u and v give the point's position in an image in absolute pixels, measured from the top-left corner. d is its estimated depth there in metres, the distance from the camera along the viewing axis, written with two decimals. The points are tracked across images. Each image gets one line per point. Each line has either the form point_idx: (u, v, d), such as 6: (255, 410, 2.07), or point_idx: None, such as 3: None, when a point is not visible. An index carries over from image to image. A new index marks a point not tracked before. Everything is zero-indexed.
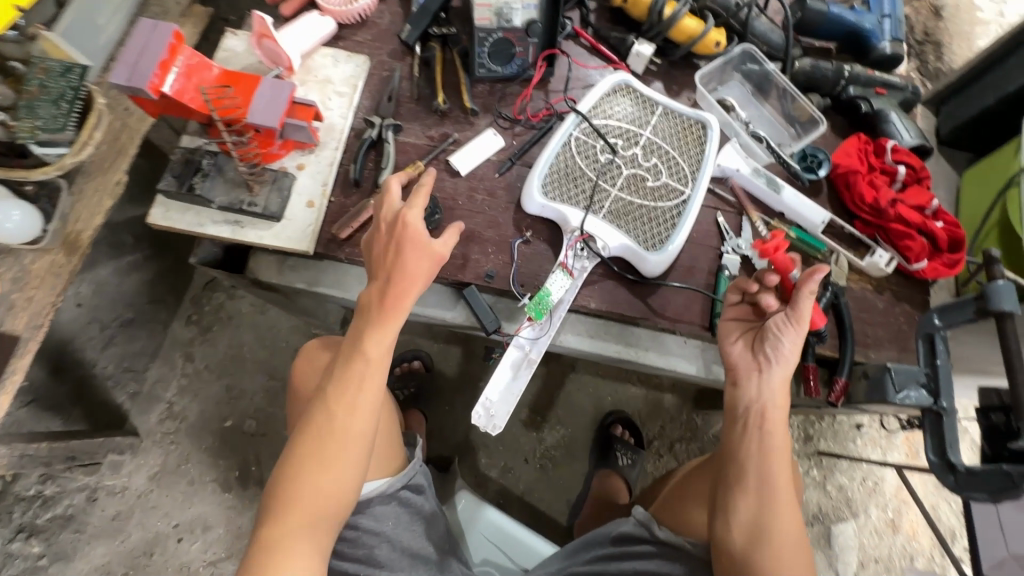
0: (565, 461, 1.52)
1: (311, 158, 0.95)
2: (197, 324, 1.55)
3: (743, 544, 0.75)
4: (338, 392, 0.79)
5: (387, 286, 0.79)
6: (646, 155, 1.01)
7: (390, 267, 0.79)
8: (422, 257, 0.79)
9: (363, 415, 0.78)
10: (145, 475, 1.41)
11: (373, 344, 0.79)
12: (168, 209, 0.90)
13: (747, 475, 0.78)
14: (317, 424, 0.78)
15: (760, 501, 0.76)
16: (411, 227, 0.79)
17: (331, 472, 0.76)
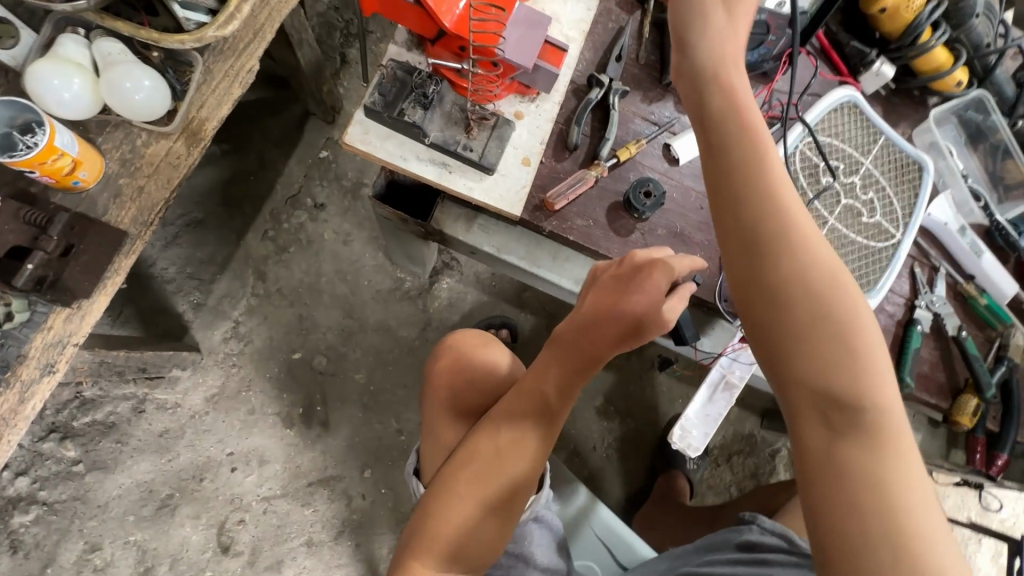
0: (629, 454, 1.51)
1: (532, 109, 0.83)
2: (273, 240, 1.39)
3: (747, 295, 0.53)
4: (512, 429, 0.77)
5: (586, 332, 0.73)
6: (864, 187, 0.95)
7: (615, 315, 0.71)
8: (653, 309, 0.71)
9: (529, 461, 0.77)
10: (201, 395, 1.29)
11: (557, 398, 0.77)
12: (368, 132, 0.78)
13: (744, 193, 0.54)
14: (483, 461, 0.76)
15: (749, 225, 0.53)
16: (653, 275, 0.71)
17: (490, 516, 0.75)
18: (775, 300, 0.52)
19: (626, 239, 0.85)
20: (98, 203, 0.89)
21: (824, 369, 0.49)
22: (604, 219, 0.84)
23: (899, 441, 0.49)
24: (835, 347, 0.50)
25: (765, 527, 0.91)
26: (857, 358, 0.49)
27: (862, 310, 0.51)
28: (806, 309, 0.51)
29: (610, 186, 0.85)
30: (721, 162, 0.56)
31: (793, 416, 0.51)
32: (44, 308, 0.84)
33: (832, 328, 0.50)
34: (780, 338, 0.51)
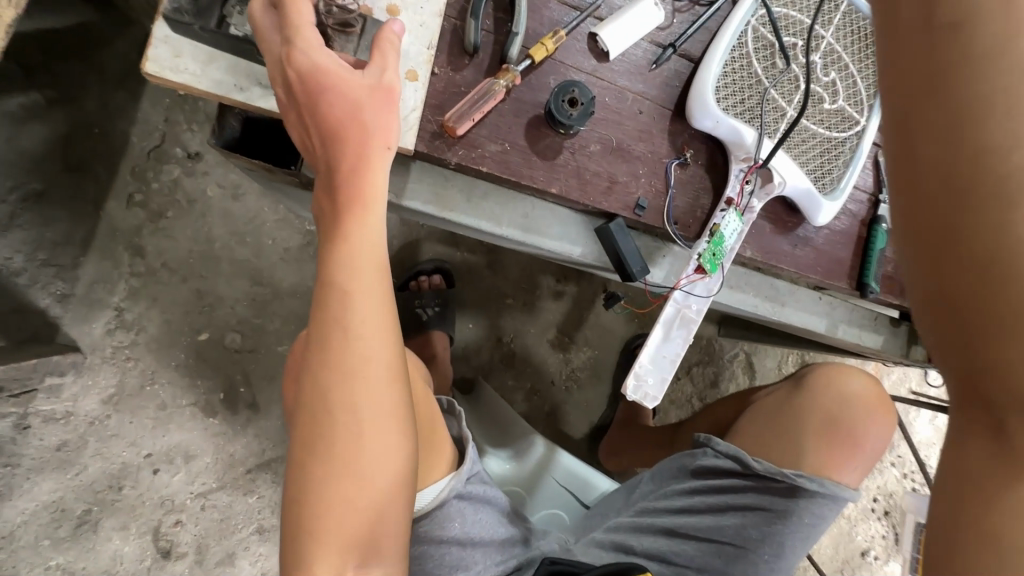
0: (589, 383, 1.46)
1: (408, 1, 0.62)
2: (144, 206, 1.15)
3: (954, 256, 0.33)
4: (315, 353, 0.51)
5: (335, 167, 0.51)
6: (825, 67, 0.81)
7: (330, 128, 0.51)
8: (364, 96, 0.51)
9: (375, 362, 0.51)
10: (97, 398, 1.11)
11: (342, 266, 0.51)
12: (178, 52, 0.56)
13: (1009, 81, 0.31)
14: (308, 406, 0.50)
15: (976, 142, 0.32)
16: (304, 69, 0.50)
17: (331, 463, 0.49)
18: (974, 249, 0.33)
19: (552, 163, 0.69)
20: None
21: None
22: (524, 140, 0.68)
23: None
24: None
25: (717, 450, 0.85)
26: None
27: None
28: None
29: (527, 96, 0.68)
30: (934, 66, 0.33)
31: (965, 429, 0.40)
32: None
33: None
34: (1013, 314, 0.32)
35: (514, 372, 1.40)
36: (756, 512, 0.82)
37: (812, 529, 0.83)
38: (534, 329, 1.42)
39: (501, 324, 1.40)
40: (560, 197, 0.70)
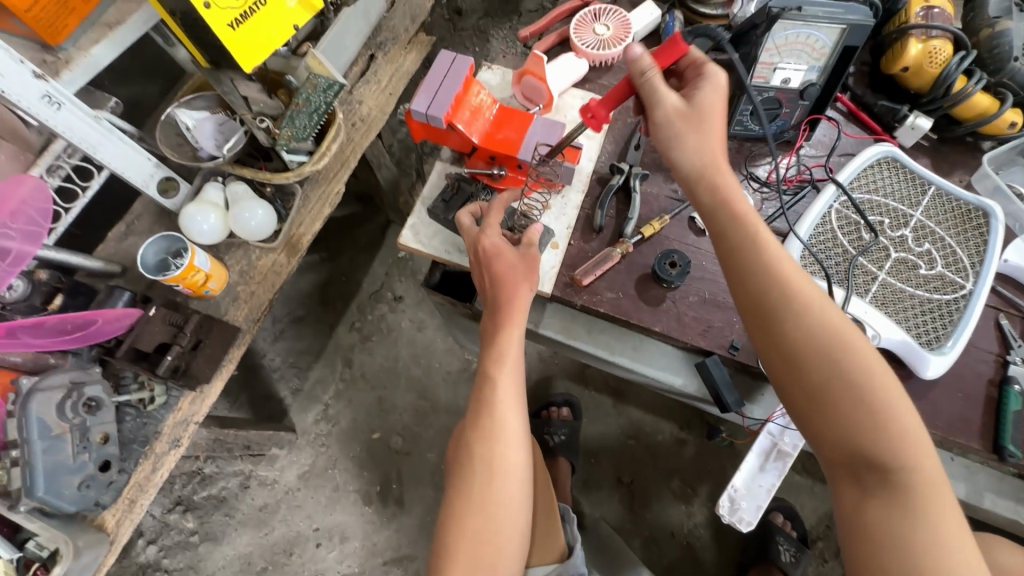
0: (713, 544, 1.38)
1: (557, 199, 0.94)
2: (359, 330, 1.59)
3: (772, 360, 0.67)
4: (471, 423, 0.75)
5: (495, 302, 0.79)
6: (917, 240, 0.91)
7: (495, 279, 0.79)
8: (519, 266, 0.80)
9: (510, 438, 0.74)
10: (295, 472, 1.44)
11: (493, 365, 0.76)
12: (416, 232, 0.92)
13: (761, 271, 0.67)
14: (463, 462, 0.73)
15: (759, 307, 0.67)
16: (487, 245, 0.80)
17: (474, 506, 0.70)
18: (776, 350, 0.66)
19: (656, 308, 0.88)
20: (221, 305, 1.12)
21: (862, 418, 0.62)
22: (633, 290, 0.89)
23: (938, 483, 0.62)
24: (876, 396, 0.62)
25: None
26: (876, 408, 0.62)
27: (865, 357, 0.63)
28: (840, 370, 0.63)
29: (638, 259, 0.91)
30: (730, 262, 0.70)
31: (834, 476, 0.67)
32: (176, 393, 1.05)
33: (860, 388, 0.62)
34: (811, 401, 0.64)
35: (632, 515, 1.41)
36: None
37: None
38: (654, 473, 1.45)
39: (622, 464, 1.46)
40: (663, 335, 0.88)
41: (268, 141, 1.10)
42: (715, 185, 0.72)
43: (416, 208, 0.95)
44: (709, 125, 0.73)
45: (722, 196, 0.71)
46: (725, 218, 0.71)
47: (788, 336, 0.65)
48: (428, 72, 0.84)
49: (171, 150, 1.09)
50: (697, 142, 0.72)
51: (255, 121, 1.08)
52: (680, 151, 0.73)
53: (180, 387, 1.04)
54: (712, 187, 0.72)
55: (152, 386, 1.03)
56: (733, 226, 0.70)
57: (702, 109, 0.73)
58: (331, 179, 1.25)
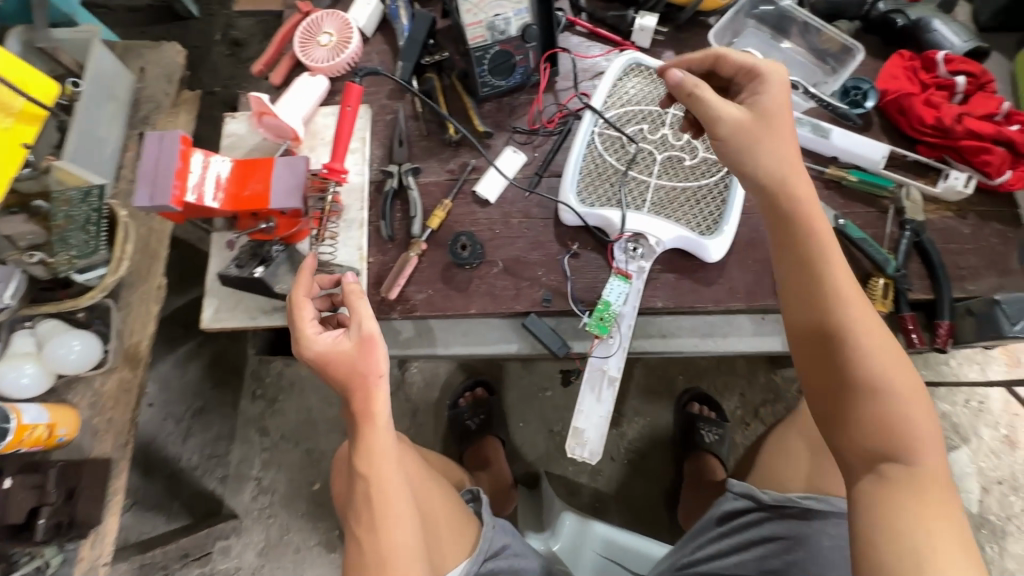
0: (650, 451, 1.48)
1: (342, 226, 0.93)
2: (262, 397, 1.57)
3: (805, 327, 0.68)
4: (355, 520, 0.73)
5: (350, 404, 0.73)
6: (677, 134, 0.95)
7: (348, 383, 0.72)
8: (353, 357, 0.71)
9: (393, 525, 0.71)
10: (253, 552, 1.46)
11: (364, 461, 0.72)
12: (217, 310, 0.90)
13: (817, 262, 0.68)
14: (355, 559, 0.72)
15: (809, 285, 0.68)
16: (314, 352, 0.72)
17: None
18: (810, 311, 0.67)
19: (467, 291, 0.91)
20: (84, 445, 1.09)
21: (878, 400, 0.62)
22: (441, 284, 0.91)
23: (943, 486, 0.60)
24: (895, 374, 0.63)
25: (735, 492, 0.91)
26: (889, 409, 0.62)
27: (897, 365, 0.63)
28: (873, 362, 0.63)
29: (436, 252, 0.93)
30: (794, 252, 0.70)
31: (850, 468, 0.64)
32: (72, 545, 1.04)
33: (882, 384, 0.63)
34: (836, 356, 0.65)
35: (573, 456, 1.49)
36: (779, 541, 0.86)
37: (836, 553, 0.83)
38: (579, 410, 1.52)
39: (549, 415, 1.52)
40: (482, 313, 0.91)
41: (49, 273, 1.05)
42: (795, 203, 0.70)
43: (210, 288, 0.91)
44: (784, 131, 0.70)
45: (798, 208, 0.69)
46: (803, 225, 0.69)
47: (815, 316, 0.67)
48: (140, 161, 0.79)
49: None
50: (774, 152, 0.70)
51: (25, 258, 1.02)
52: (758, 157, 0.70)
53: (74, 538, 1.03)
54: (792, 201, 0.70)
55: (44, 551, 1.01)
56: (809, 234, 0.69)
57: (771, 115, 0.70)
58: (148, 275, 1.20)
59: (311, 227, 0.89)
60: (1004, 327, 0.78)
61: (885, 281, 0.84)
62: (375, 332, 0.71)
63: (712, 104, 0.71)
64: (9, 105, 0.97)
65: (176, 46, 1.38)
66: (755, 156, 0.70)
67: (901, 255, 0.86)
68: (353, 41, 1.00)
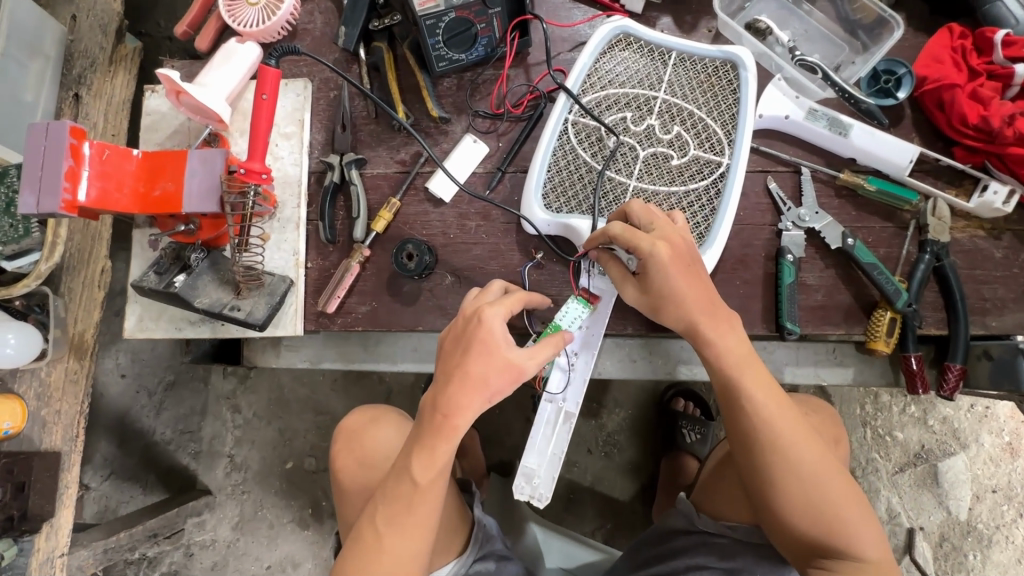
0: (629, 445, 1.43)
1: (274, 226, 0.82)
2: (234, 374, 1.53)
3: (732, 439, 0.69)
4: (384, 506, 0.64)
5: (439, 405, 0.63)
6: (665, 125, 0.80)
7: (464, 373, 0.62)
8: (498, 373, 0.62)
9: (412, 541, 0.63)
10: (228, 526, 1.47)
11: (423, 467, 0.63)
12: (141, 317, 0.82)
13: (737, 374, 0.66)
14: (363, 538, 0.64)
15: (729, 400, 0.68)
16: (486, 331, 0.62)
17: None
18: (736, 426, 0.68)
19: (415, 305, 0.81)
20: (33, 437, 1.06)
21: (813, 504, 0.65)
22: (386, 296, 0.81)
23: (879, 558, 0.65)
24: (823, 495, 0.65)
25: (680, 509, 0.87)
26: (825, 506, 0.65)
27: (818, 466, 0.65)
28: (801, 468, 0.65)
29: (382, 259, 0.82)
30: (713, 366, 0.68)
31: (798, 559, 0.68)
32: (28, 538, 1.03)
33: (813, 488, 0.65)
34: (763, 499, 0.67)
35: None
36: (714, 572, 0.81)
37: None
38: None
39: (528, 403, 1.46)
40: (432, 330, 0.82)
41: None
42: (712, 318, 0.66)
43: (132, 294, 0.82)
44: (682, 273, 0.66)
45: (711, 324, 0.66)
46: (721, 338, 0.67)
47: (738, 430, 0.67)
48: (25, 158, 0.68)
49: None
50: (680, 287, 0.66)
51: None
52: (672, 311, 0.67)
53: (27, 532, 1.02)
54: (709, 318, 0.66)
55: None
56: (727, 348, 0.66)
57: (668, 270, 0.65)
58: (90, 258, 1.11)
59: (232, 232, 0.77)
60: None
61: (891, 316, 0.72)
62: (526, 379, 0.63)
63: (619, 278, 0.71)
64: None
65: None
66: (667, 322, 0.69)
67: (915, 284, 0.73)
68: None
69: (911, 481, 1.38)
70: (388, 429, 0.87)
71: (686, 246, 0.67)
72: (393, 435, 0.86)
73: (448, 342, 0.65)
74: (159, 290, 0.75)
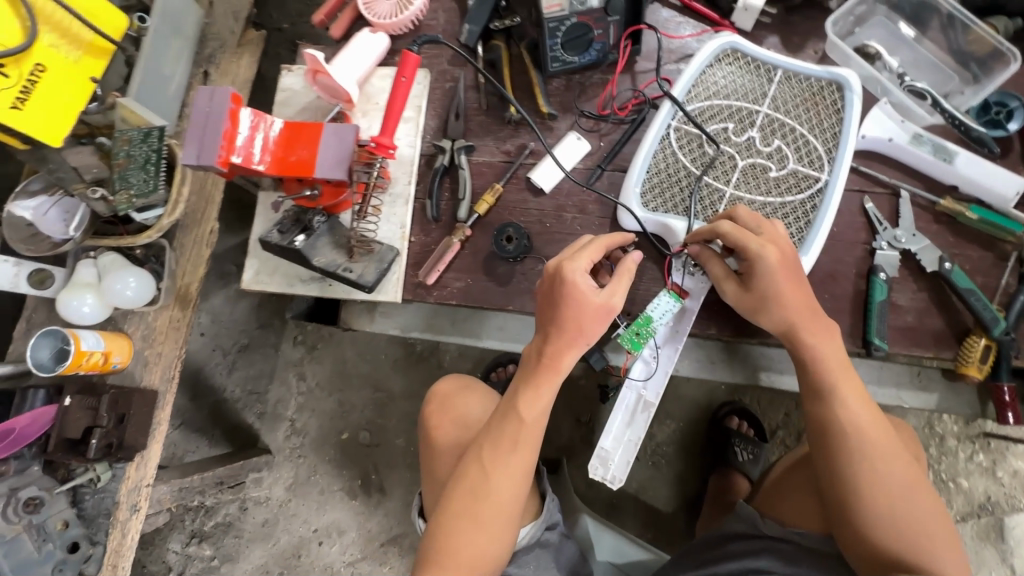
0: (678, 458, 1.43)
1: (386, 200, 0.89)
2: (303, 344, 1.62)
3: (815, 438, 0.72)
4: (491, 444, 0.72)
5: (540, 351, 0.72)
6: (766, 138, 0.83)
7: (558, 321, 0.70)
8: (591, 316, 0.70)
9: (517, 474, 0.71)
10: (282, 487, 1.55)
11: (529, 406, 0.72)
12: (258, 270, 0.90)
13: (828, 375, 0.71)
14: (471, 475, 0.72)
15: (816, 398, 0.72)
16: (573, 284, 0.69)
17: (462, 520, 0.70)
18: (821, 424, 0.71)
19: (507, 286, 0.86)
20: (135, 374, 1.15)
21: (892, 511, 0.66)
22: (481, 274, 0.87)
23: None
24: (904, 504, 0.66)
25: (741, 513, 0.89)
26: (906, 516, 0.66)
27: (901, 475, 0.68)
28: (884, 473, 0.67)
29: (480, 240, 0.87)
30: (805, 365, 0.73)
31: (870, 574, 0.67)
32: (121, 465, 1.11)
33: (894, 495, 0.67)
34: (842, 501, 0.68)
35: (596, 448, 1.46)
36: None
37: None
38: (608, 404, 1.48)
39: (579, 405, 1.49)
40: (519, 311, 0.87)
41: (109, 210, 1.07)
42: (812, 320, 0.71)
43: (252, 249, 0.90)
44: (788, 281, 0.70)
45: (808, 325, 0.71)
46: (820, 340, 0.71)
47: (824, 428, 0.71)
48: (189, 117, 0.77)
49: (27, 247, 1.04)
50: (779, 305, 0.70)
51: (88, 194, 1.04)
52: (771, 311, 0.71)
53: (121, 459, 1.11)
54: (809, 321, 0.71)
55: (96, 467, 1.09)
56: (822, 350, 0.71)
57: (774, 275, 0.69)
58: (202, 218, 1.21)
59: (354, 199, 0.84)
60: None
61: (987, 342, 0.72)
62: (615, 314, 0.71)
63: (716, 275, 0.74)
64: (78, 35, 0.89)
65: None
66: (762, 323, 0.72)
67: (1013, 314, 0.73)
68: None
69: (973, 532, 1.33)
70: (478, 396, 0.93)
71: (793, 253, 0.71)
72: (483, 403, 0.92)
73: (541, 298, 0.73)
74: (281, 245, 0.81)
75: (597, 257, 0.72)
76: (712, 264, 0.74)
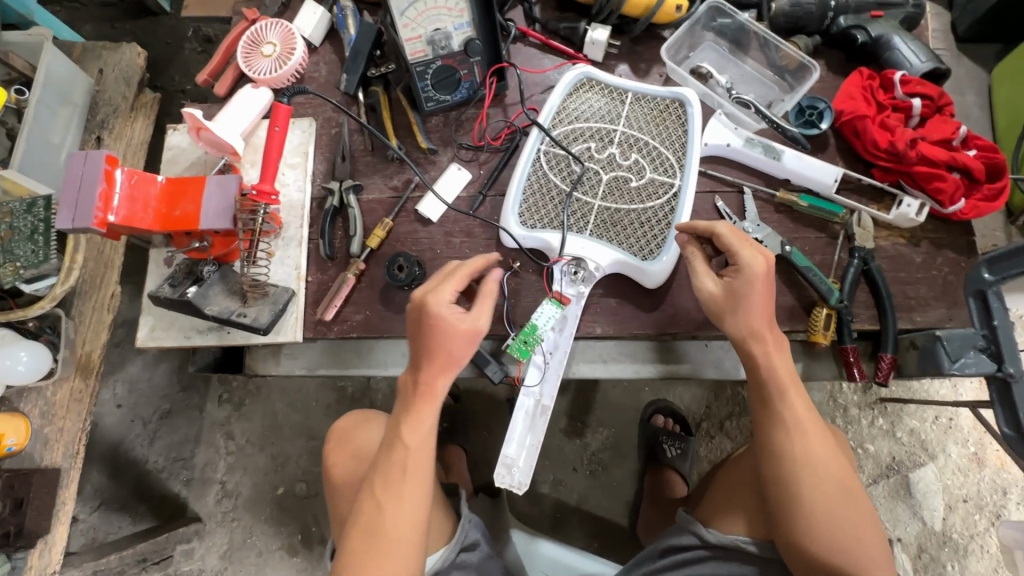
0: (614, 463, 1.47)
1: (278, 243, 0.92)
2: (229, 401, 1.56)
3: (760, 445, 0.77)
4: (380, 477, 0.74)
5: (415, 378, 0.75)
6: (625, 153, 0.92)
7: (427, 351, 0.74)
8: (458, 342, 0.74)
9: (411, 505, 0.73)
10: (217, 555, 1.48)
11: (411, 432, 0.74)
12: (152, 326, 0.89)
13: (771, 387, 0.75)
14: (365, 510, 0.73)
15: (764, 409, 0.76)
16: (436, 316, 0.73)
17: (361, 559, 0.71)
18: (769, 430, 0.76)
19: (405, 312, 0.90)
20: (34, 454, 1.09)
21: (825, 513, 0.72)
22: (379, 305, 0.90)
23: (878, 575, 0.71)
24: (842, 517, 0.72)
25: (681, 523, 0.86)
26: (836, 517, 0.71)
27: (835, 479, 0.73)
28: (819, 477, 0.73)
29: (375, 272, 0.91)
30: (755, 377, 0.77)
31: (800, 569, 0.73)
32: (21, 555, 1.04)
33: (827, 497, 0.72)
34: (781, 504, 0.73)
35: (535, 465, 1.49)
36: None
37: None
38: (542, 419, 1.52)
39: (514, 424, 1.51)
40: None
41: None
42: (756, 337, 0.76)
43: (146, 307, 0.90)
44: (761, 299, 0.75)
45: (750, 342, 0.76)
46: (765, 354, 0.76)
47: (772, 435, 0.75)
48: (62, 184, 0.78)
49: None
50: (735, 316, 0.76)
51: None
52: (723, 324, 0.77)
53: (22, 548, 1.03)
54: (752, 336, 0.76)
55: None
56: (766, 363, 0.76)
57: (754, 288, 0.75)
58: (102, 283, 1.19)
59: (242, 247, 0.85)
60: (943, 365, 0.76)
61: (828, 312, 0.82)
62: (483, 336, 0.75)
63: (695, 269, 0.80)
64: None
65: (136, 47, 1.32)
66: (725, 325, 0.77)
67: (846, 285, 0.83)
68: (298, 50, 0.98)
69: (885, 493, 1.43)
70: (376, 429, 0.94)
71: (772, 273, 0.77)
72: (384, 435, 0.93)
73: (411, 332, 0.77)
74: (173, 298, 0.84)
75: (462, 285, 0.76)
76: (698, 260, 0.80)
